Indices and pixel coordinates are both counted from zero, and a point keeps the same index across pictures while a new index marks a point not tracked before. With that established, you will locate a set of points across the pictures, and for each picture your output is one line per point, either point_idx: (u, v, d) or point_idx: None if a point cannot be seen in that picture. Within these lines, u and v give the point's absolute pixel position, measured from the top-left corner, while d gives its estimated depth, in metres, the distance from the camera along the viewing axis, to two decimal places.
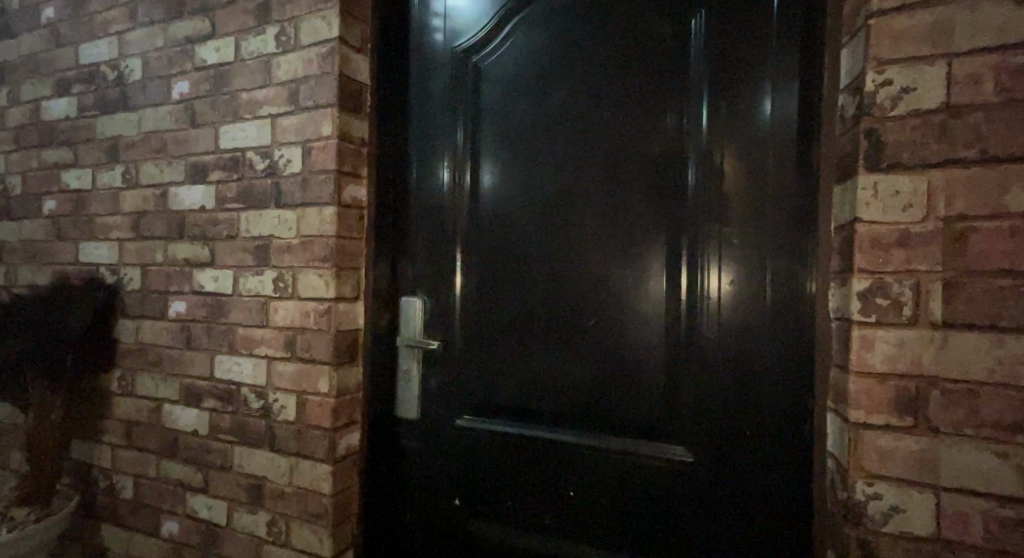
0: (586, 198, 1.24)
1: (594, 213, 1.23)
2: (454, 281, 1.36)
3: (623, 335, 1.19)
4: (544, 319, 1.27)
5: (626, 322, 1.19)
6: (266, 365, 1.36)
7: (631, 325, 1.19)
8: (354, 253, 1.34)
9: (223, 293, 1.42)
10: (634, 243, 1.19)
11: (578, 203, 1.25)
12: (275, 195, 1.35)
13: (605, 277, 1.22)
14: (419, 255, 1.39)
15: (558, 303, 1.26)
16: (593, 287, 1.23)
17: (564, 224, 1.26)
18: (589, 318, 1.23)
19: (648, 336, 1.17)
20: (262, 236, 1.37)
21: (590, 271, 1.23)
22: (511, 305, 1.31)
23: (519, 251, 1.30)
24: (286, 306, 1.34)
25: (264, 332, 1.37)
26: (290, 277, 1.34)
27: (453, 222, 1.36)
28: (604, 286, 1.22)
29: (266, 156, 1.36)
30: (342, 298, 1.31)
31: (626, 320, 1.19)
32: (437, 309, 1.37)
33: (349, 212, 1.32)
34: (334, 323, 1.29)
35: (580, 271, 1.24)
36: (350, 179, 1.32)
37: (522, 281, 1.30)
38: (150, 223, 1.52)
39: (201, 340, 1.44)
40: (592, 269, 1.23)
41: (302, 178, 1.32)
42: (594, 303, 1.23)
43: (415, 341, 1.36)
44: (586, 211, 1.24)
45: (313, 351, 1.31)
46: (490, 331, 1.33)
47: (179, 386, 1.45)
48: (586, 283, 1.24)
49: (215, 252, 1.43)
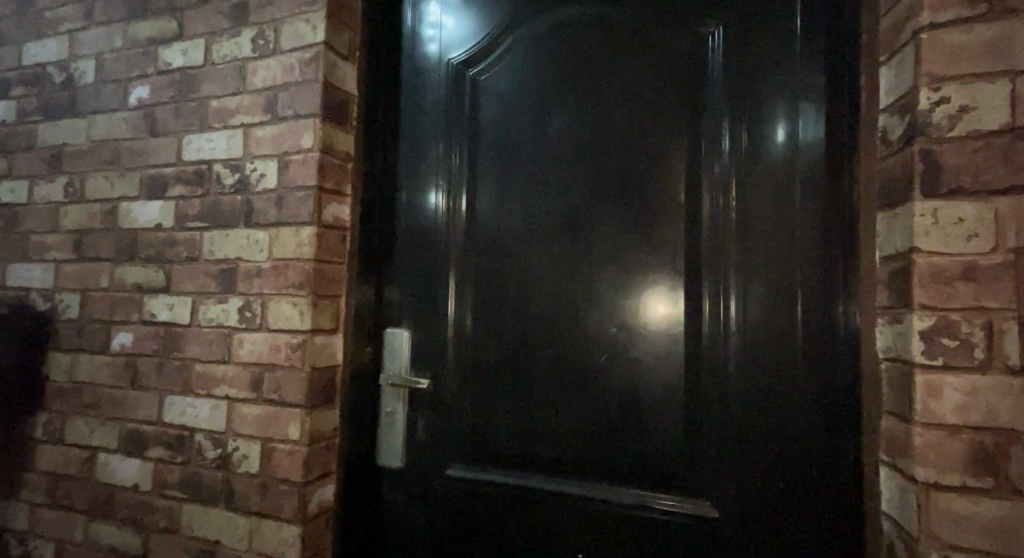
0: (594, 226, 1.14)
1: (604, 242, 1.13)
2: (447, 313, 1.23)
3: (636, 376, 1.08)
4: (547, 359, 1.15)
5: (640, 363, 1.08)
6: (225, 408, 1.18)
7: (645, 366, 1.08)
8: (335, 280, 1.20)
9: (178, 323, 1.24)
10: (648, 274, 1.09)
11: (585, 232, 1.15)
12: (245, 213, 1.20)
13: (615, 312, 1.11)
14: (408, 283, 1.26)
15: (563, 341, 1.14)
16: (601, 324, 1.12)
17: (570, 253, 1.16)
18: (597, 358, 1.12)
19: (664, 378, 1.06)
20: (228, 259, 1.21)
21: (599, 305, 1.13)
22: (510, 342, 1.18)
23: (520, 283, 1.19)
24: (252, 339, 1.18)
25: (226, 369, 1.19)
26: (259, 306, 1.18)
27: (447, 249, 1.24)
28: (615, 322, 1.11)
29: (236, 170, 1.21)
30: (319, 331, 1.16)
31: (639, 359, 1.09)
32: (428, 343, 1.24)
33: (330, 234, 1.18)
34: (309, 360, 1.13)
35: (588, 305, 1.13)
36: (332, 197, 1.18)
37: (523, 315, 1.18)
38: (95, 243, 1.33)
39: (149, 378, 1.25)
40: (601, 303, 1.12)
41: (277, 195, 1.18)
42: (603, 341, 1.12)
43: (400, 380, 1.21)
44: (594, 240, 1.14)
45: (283, 392, 1.14)
46: (487, 372, 1.20)
47: (120, 431, 1.25)
48: (594, 318, 1.13)
49: (171, 277, 1.26)
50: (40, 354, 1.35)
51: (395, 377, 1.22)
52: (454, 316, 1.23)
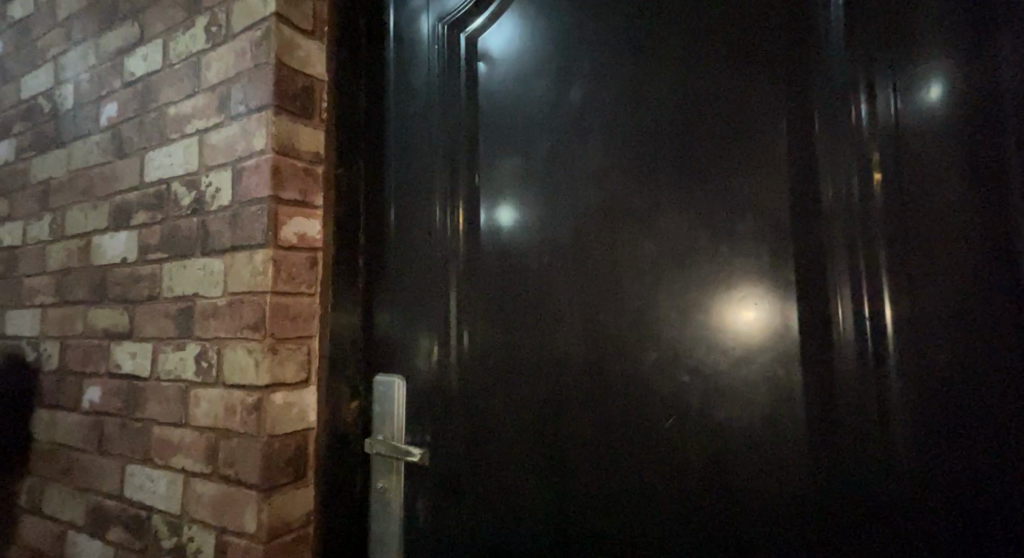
0: (643, 221, 0.75)
1: (658, 244, 0.74)
2: (450, 357, 0.90)
3: (724, 455, 0.67)
4: (585, 424, 0.78)
5: (728, 434, 0.67)
6: (181, 483, 0.94)
7: (738, 438, 0.66)
8: (304, 317, 0.91)
9: (140, 376, 1.03)
10: (735, 289, 0.68)
11: (629, 231, 0.76)
12: (200, 239, 0.97)
13: (683, 352, 0.71)
14: (401, 316, 0.95)
15: (605, 397, 0.76)
16: (662, 372, 0.72)
17: (610, 264, 0.78)
18: (659, 425, 0.72)
19: (770, 459, 0.64)
20: (186, 296, 0.98)
21: (656, 341, 0.73)
22: (532, 397, 0.83)
23: (542, 311, 0.83)
24: (208, 397, 0.93)
25: (182, 434, 0.95)
26: (215, 354, 0.93)
27: (445, 270, 0.92)
28: (683, 369, 0.71)
29: (192, 187, 0.99)
30: (280, 386, 0.88)
31: (727, 428, 0.67)
32: (428, 398, 0.92)
33: (295, 257, 0.91)
34: (267, 425, 0.85)
35: (639, 341, 0.74)
36: (295, 209, 0.91)
37: (547, 358, 0.82)
38: (73, 284, 1.19)
39: (113, 442, 1.05)
40: (660, 338, 0.73)
41: (231, 214, 0.93)
42: (665, 398, 0.72)
43: (384, 448, 0.91)
44: (644, 243, 0.75)
45: (238, 467, 0.87)
46: (502, 440, 0.85)
47: (87, 505, 1.08)
48: (651, 362, 0.73)
49: (134, 320, 1.06)
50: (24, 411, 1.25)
51: (377, 444, 0.92)
52: (458, 360, 0.90)
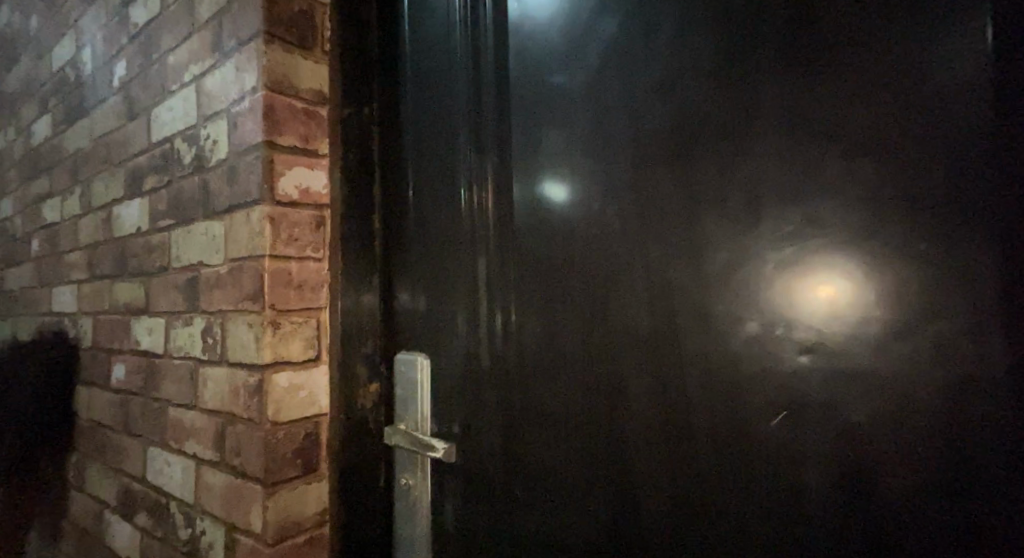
0: (733, 141, 0.53)
1: (755, 172, 0.52)
2: (479, 332, 0.74)
3: (862, 476, 0.46)
4: (653, 424, 0.58)
5: (869, 444, 0.45)
6: (193, 471, 0.85)
7: (885, 453, 0.45)
8: (310, 286, 0.78)
9: (156, 353, 0.96)
10: (881, 229, 0.45)
11: (713, 158, 0.55)
12: (201, 200, 0.86)
13: (794, 324, 0.49)
14: (424, 283, 0.80)
15: (681, 387, 0.56)
16: (760, 353, 0.51)
17: (685, 207, 0.56)
18: (761, 429, 0.51)
19: (937, 485, 0.42)
20: (192, 265, 0.88)
21: (754, 312, 0.52)
22: (585, 385, 0.64)
23: (595, 273, 0.64)
24: (215, 377, 0.82)
25: (193, 417, 0.86)
26: (220, 329, 0.82)
27: (472, 226, 0.75)
28: (797, 349, 0.49)
29: (192, 142, 0.87)
30: (286, 365, 0.75)
31: (868, 436, 0.46)
32: (455, 380, 0.76)
33: (296, 215, 0.77)
34: (269, 410, 0.73)
35: (728, 312, 0.53)
36: (294, 157, 0.77)
37: (603, 335, 0.63)
38: (101, 258, 1.14)
39: (137, 422, 0.99)
40: (761, 307, 0.51)
41: (228, 168, 0.80)
42: (768, 390, 0.51)
43: (405, 438, 0.78)
44: (735, 171, 0.53)
45: (242, 457, 0.76)
46: (548, 437, 0.67)
47: (117, 487, 1.03)
48: (747, 339, 0.52)
49: (149, 294, 0.98)
50: (69, 385, 1.26)
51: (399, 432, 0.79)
52: (489, 335, 0.73)
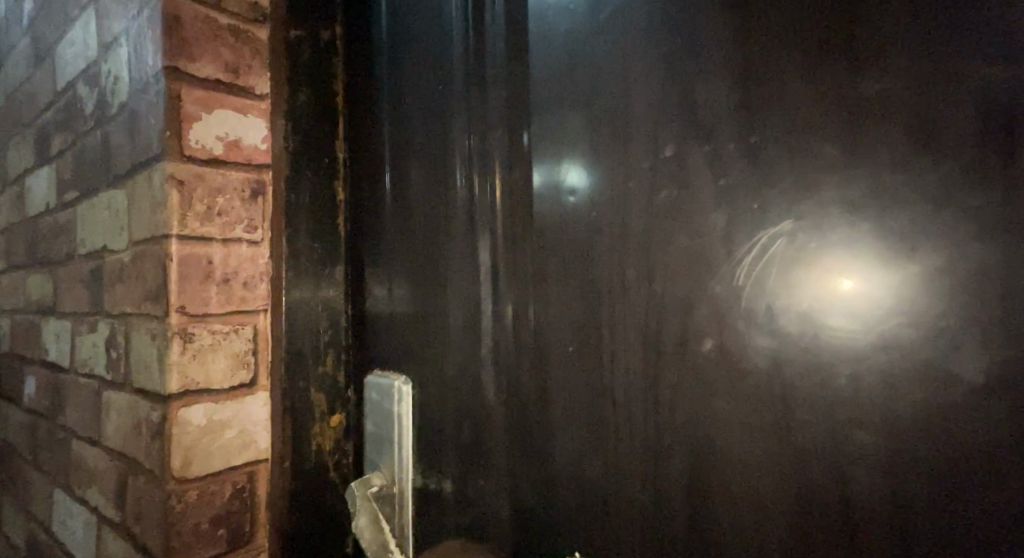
0: (948, 18, 0.29)
1: (1000, 70, 0.27)
2: (480, 349, 0.51)
3: None
4: (774, 495, 0.35)
5: None
6: (95, 529, 0.63)
7: None
8: (241, 280, 0.55)
9: (63, 367, 0.74)
10: None
11: (900, 54, 0.30)
12: (102, 163, 0.63)
13: None
14: (402, 277, 0.58)
15: (830, 442, 0.33)
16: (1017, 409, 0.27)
17: (842, 145, 0.32)
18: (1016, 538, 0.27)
19: None
20: (96, 252, 0.66)
21: (991, 332, 0.28)
22: (646, 428, 0.41)
23: (663, 257, 0.40)
24: (117, 405, 0.60)
25: (96, 456, 0.64)
26: (123, 339, 0.59)
27: (468, 197, 0.52)
28: None
29: (92, 84, 0.64)
30: (203, 394, 0.52)
31: None
32: (446, 417, 0.54)
33: (219, 178, 0.53)
34: (175, 462, 0.50)
35: (931, 331, 0.29)
36: (215, 95, 0.53)
37: (676, 357, 0.39)
38: (16, 245, 0.92)
39: (45, 453, 0.78)
40: (1004, 324, 0.27)
41: (128, 113, 0.57)
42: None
43: (365, 513, 0.56)
44: (950, 80, 0.29)
45: (143, 525, 0.53)
46: (586, 502, 0.44)
47: (27, 532, 0.83)
48: (976, 386, 0.28)
49: (57, 290, 0.76)
50: None
51: (359, 500, 0.56)
52: (494, 355, 0.50)
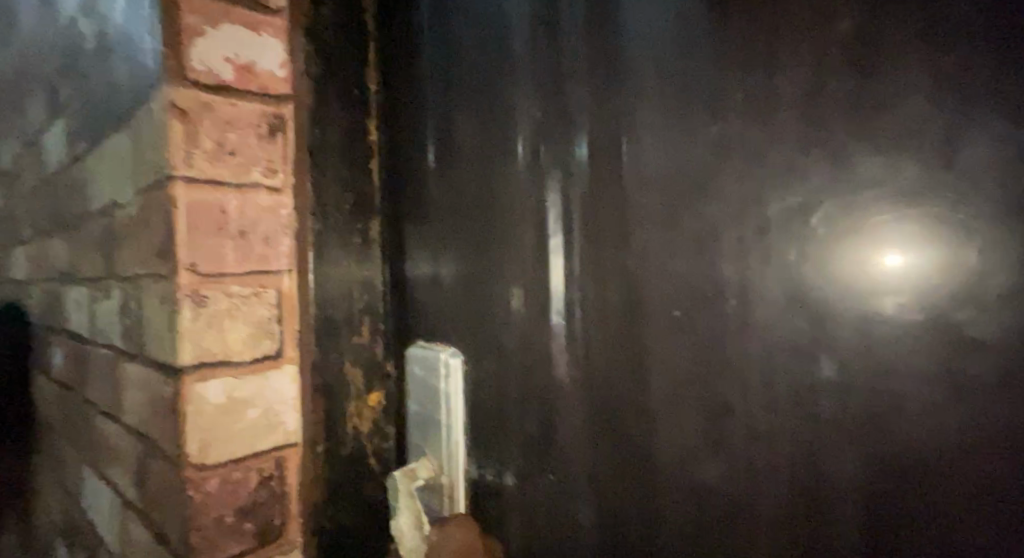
0: None
1: None
2: (547, 315, 0.41)
3: None
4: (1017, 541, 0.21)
5: None
6: (119, 513, 0.57)
7: None
8: (260, 234, 0.46)
9: (84, 336, 0.68)
10: None
11: None
12: (105, 104, 0.55)
13: None
14: (448, 229, 0.48)
15: None
16: None
17: (984, 6, 0.21)
18: None
19: None
20: (105, 208, 0.58)
21: None
22: (796, 433, 0.28)
23: (832, 177, 0.26)
24: (133, 377, 0.53)
25: (117, 433, 0.58)
26: (135, 304, 0.52)
27: (527, 120, 0.41)
28: None
29: (90, 14, 0.56)
30: (220, 368, 0.44)
31: None
32: (505, 396, 0.44)
33: (230, 109, 0.44)
34: (190, 447, 0.42)
35: (1006, 294, 0.21)
36: (220, 6, 0.44)
37: (852, 329, 0.26)
38: (39, 208, 0.87)
39: (74, 426, 0.74)
40: None
41: (124, 36, 0.48)
42: None
43: (408, 510, 0.48)
44: None
45: (162, 515, 0.46)
46: (697, 525, 0.32)
47: (63, 506, 0.80)
48: None
49: (75, 253, 0.70)
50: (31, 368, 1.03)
51: (401, 495, 0.48)
52: (565, 323, 0.40)
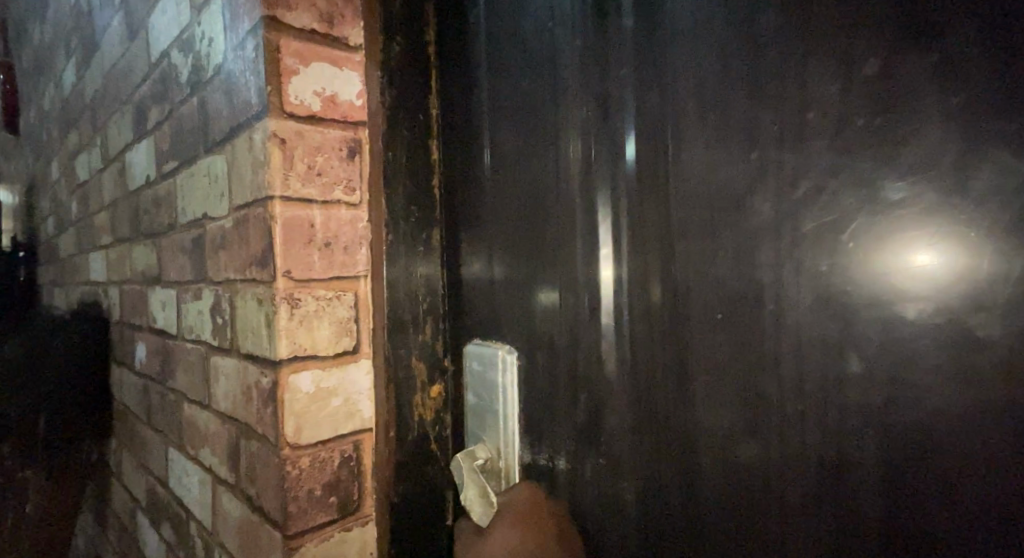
0: None
1: None
2: (597, 316, 0.46)
3: None
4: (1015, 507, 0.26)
5: None
6: (210, 489, 0.65)
7: None
8: (342, 244, 0.52)
9: (170, 333, 0.76)
10: None
11: None
12: (200, 129, 0.62)
13: None
14: (503, 240, 0.54)
15: None
16: None
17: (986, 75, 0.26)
18: None
19: None
20: (197, 220, 0.66)
21: None
22: (826, 423, 0.32)
23: (862, 203, 0.30)
24: (225, 370, 0.60)
25: (207, 419, 0.66)
26: (228, 306, 0.59)
27: (579, 144, 0.47)
28: None
29: (186, 51, 0.63)
30: (309, 360, 0.51)
31: None
32: (557, 388, 0.50)
33: (318, 136, 0.51)
34: (286, 429, 0.49)
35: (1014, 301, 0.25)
36: (311, 47, 0.50)
37: (878, 333, 0.30)
38: (121, 218, 0.96)
39: (158, 414, 0.82)
40: None
41: (224, 73, 0.55)
42: None
43: (473, 485, 0.53)
44: None
45: (258, 489, 0.53)
46: (736, 500, 0.37)
47: (147, 485, 0.88)
48: None
49: (161, 259, 0.78)
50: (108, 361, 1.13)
51: (465, 474, 0.54)
52: (616, 324, 0.45)
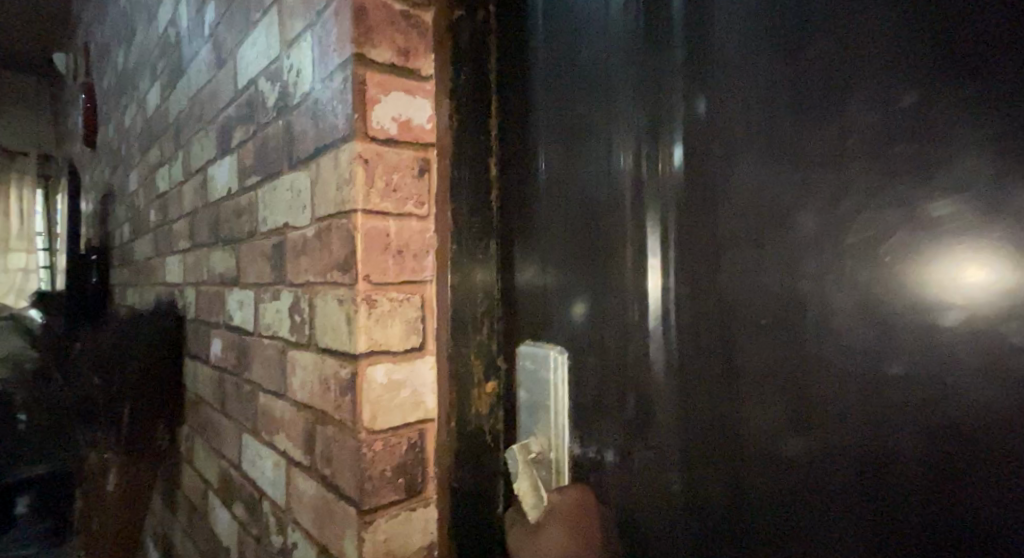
0: None
1: None
2: (647, 320, 0.51)
3: None
4: None
5: None
6: (284, 471, 0.72)
7: None
8: (412, 252, 0.59)
9: (248, 330, 0.85)
10: None
11: None
12: (285, 148, 0.70)
13: None
14: (557, 250, 0.59)
15: None
16: None
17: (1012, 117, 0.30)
18: None
19: None
20: (279, 229, 0.73)
21: None
22: (869, 416, 0.36)
23: (903, 221, 0.34)
24: (303, 363, 0.67)
25: (283, 408, 0.73)
26: (307, 306, 0.66)
27: (632, 166, 0.52)
28: None
29: (274, 78, 0.71)
30: (383, 355, 0.57)
31: None
32: (607, 385, 0.54)
33: (395, 156, 0.58)
34: (364, 415, 0.56)
35: None
36: (391, 79, 0.57)
37: (916, 336, 0.34)
38: (200, 226, 1.06)
39: (233, 403, 0.90)
40: None
41: (311, 100, 0.62)
42: None
43: (526, 477, 0.59)
44: None
45: (334, 469, 0.60)
46: (783, 486, 0.41)
47: (219, 469, 0.97)
48: None
49: (240, 263, 0.87)
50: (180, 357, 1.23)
51: (519, 464, 0.59)
52: (666, 327, 0.49)
